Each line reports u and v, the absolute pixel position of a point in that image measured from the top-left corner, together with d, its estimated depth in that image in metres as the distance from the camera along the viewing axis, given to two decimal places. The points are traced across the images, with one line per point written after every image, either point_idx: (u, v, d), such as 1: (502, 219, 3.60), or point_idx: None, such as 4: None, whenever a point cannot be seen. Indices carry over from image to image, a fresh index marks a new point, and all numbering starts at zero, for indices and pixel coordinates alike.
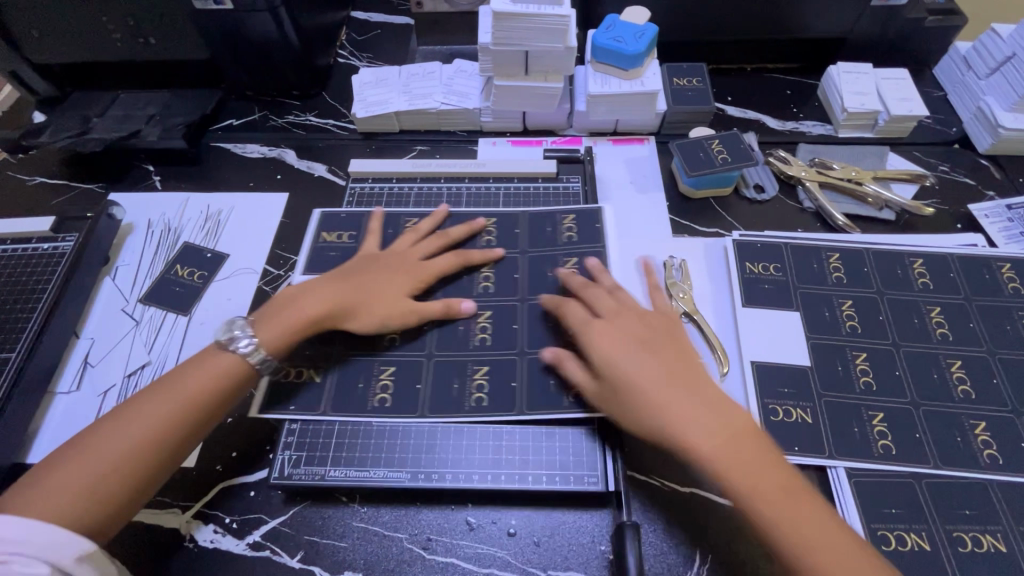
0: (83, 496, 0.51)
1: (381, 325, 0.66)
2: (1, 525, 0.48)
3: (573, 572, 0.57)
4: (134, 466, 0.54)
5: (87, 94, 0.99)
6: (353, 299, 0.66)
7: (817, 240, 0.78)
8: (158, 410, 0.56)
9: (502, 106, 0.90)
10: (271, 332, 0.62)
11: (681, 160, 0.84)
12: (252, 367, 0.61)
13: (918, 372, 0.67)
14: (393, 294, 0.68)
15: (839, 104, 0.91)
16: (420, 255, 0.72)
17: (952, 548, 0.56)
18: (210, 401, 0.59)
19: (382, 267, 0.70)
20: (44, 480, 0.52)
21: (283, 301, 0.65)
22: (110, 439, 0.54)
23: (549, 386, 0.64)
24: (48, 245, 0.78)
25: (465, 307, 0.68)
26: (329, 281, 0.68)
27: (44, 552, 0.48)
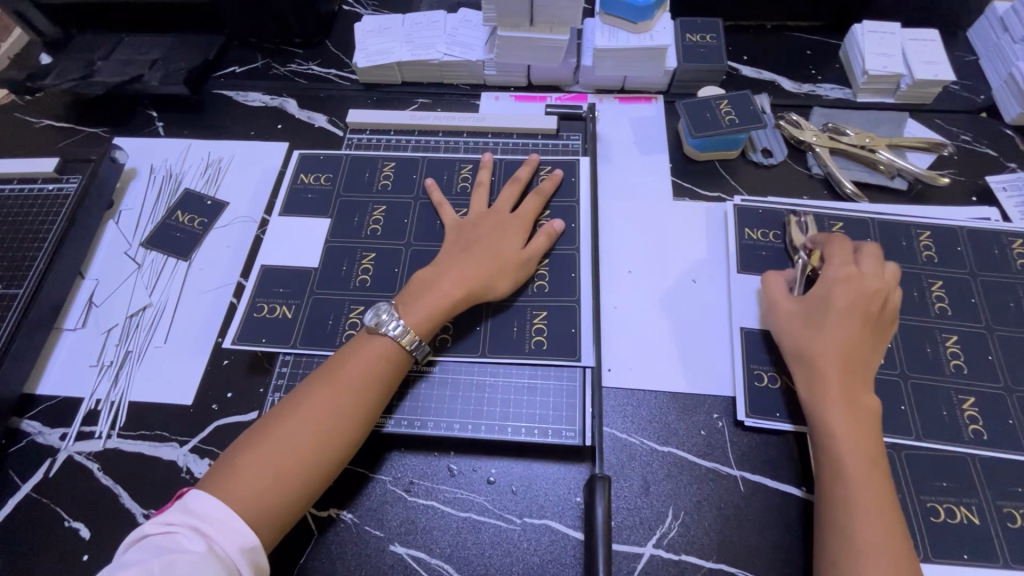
0: (274, 480, 0.53)
1: (515, 283, 0.67)
2: (194, 497, 0.50)
3: (548, 520, 0.60)
4: (315, 453, 0.55)
5: (91, 36, 0.98)
6: (479, 267, 0.65)
7: (820, 208, 0.76)
8: (318, 407, 0.56)
9: (506, 58, 0.88)
10: (419, 314, 0.62)
11: (687, 121, 0.81)
12: (406, 353, 0.61)
13: (911, 346, 0.65)
14: (509, 252, 0.67)
15: (860, 65, 0.86)
16: (509, 207, 0.72)
17: (923, 516, 0.57)
18: (374, 388, 0.59)
19: (480, 228, 0.69)
20: (240, 465, 0.53)
21: (420, 283, 0.65)
22: (287, 427, 0.55)
23: (512, 330, 0.66)
24: (53, 186, 0.79)
25: (560, 225, 0.70)
26: (451, 259, 0.66)
27: (237, 535, 0.49)
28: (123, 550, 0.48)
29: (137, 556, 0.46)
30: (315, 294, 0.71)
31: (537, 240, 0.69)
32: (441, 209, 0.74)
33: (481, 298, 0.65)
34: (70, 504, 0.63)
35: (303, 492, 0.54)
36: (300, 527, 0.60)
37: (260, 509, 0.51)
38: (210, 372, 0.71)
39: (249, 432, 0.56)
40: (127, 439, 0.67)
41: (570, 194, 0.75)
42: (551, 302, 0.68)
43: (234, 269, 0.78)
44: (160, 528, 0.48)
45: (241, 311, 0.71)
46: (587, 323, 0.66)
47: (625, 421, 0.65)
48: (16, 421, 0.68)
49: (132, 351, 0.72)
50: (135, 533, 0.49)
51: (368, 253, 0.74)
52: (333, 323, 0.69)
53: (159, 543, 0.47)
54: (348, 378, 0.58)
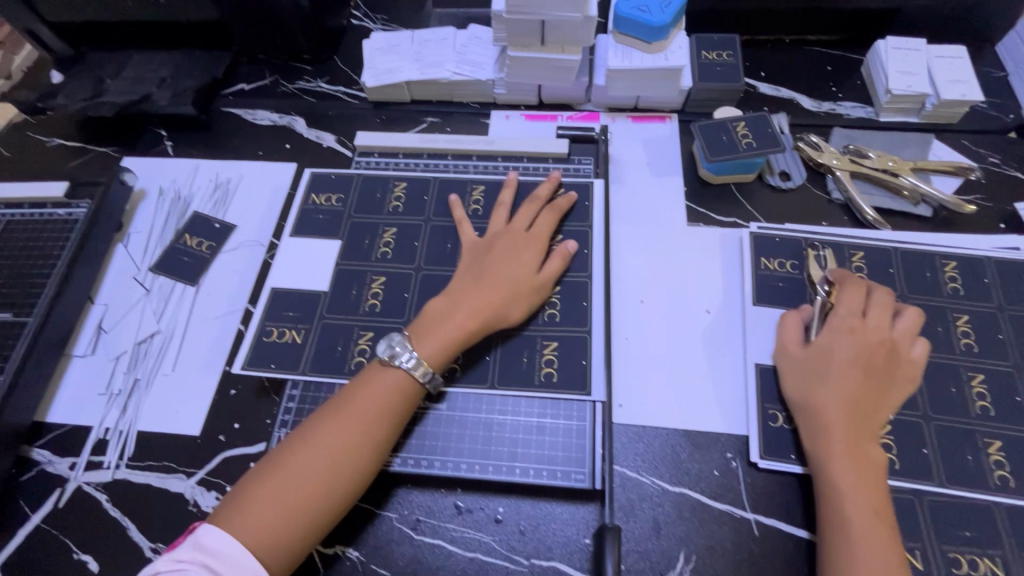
0: (280, 518, 0.52)
1: (530, 309, 0.65)
2: (204, 533, 0.51)
3: (556, 562, 0.58)
4: (325, 490, 0.54)
5: (100, 54, 0.98)
6: (494, 294, 0.64)
7: (839, 236, 0.73)
8: (328, 443, 0.55)
9: (516, 78, 0.86)
10: (433, 345, 0.61)
11: (702, 143, 0.79)
12: (418, 385, 0.60)
13: (935, 385, 0.63)
14: (524, 277, 0.65)
15: (883, 84, 0.83)
16: (524, 226, 0.70)
17: (946, 567, 0.55)
18: (385, 421, 0.58)
19: (497, 249, 0.68)
20: (252, 500, 0.53)
21: (434, 312, 0.63)
22: (297, 462, 0.54)
23: (522, 362, 0.65)
24: (63, 211, 0.79)
25: (574, 246, 0.69)
26: (467, 283, 0.65)
27: (245, 575, 0.49)
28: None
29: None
30: (324, 319, 0.70)
31: (552, 262, 0.67)
32: (460, 227, 0.73)
33: (495, 326, 0.64)
34: (79, 535, 0.63)
35: (314, 528, 0.53)
36: (306, 564, 0.60)
37: (270, 547, 0.51)
38: (218, 402, 0.70)
39: (261, 465, 0.56)
40: (135, 470, 0.67)
41: (582, 220, 0.74)
42: (562, 333, 0.66)
43: (242, 294, 0.78)
44: (172, 565, 0.49)
45: (251, 334, 0.70)
46: (599, 357, 0.65)
47: (636, 460, 0.63)
48: (27, 450, 0.69)
49: (140, 379, 0.72)
50: (145, 572, 0.49)
51: (379, 276, 0.73)
52: (342, 349, 0.68)
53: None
54: (360, 413, 0.57)
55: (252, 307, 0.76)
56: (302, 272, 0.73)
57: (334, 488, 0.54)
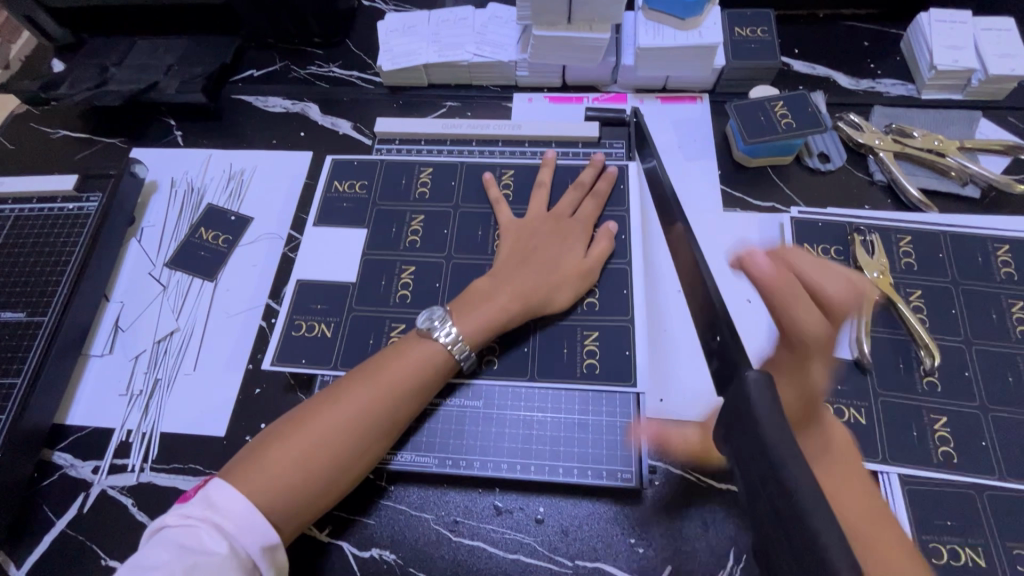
0: (291, 477, 0.51)
1: (576, 294, 0.63)
2: (214, 489, 0.49)
3: (600, 562, 0.57)
4: (345, 455, 0.53)
5: (104, 41, 0.94)
6: (539, 279, 0.62)
7: (885, 220, 0.70)
8: (351, 411, 0.54)
9: (540, 59, 0.82)
10: (472, 322, 0.59)
11: (739, 125, 0.75)
12: (453, 360, 0.59)
13: (991, 375, 0.61)
14: (570, 262, 0.64)
15: (926, 60, 0.79)
16: (568, 211, 0.69)
17: (1010, 565, 0.53)
18: (414, 394, 0.57)
19: (541, 232, 0.66)
20: (265, 456, 0.51)
21: (477, 290, 0.62)
22: (319, 423, 0.53)
23: (562, 351, 0.63)
24: (73, 205, 0.76)
25: (616, 226, 0.68)
26: (510, 264, 0.64)
27: (257, 533, 0.48)
28: (142, 538, 0.48)
29: (154, 551, 0.45)
30: (353, 311, 0.68)
31: (598, 244, 0.66)
32: (498, 208, 0.71)
33: (540, 309, 0.62)
34: (105, 541, 0.61)
35: (329, 491, 0.53)
36: (344, 568, 0.58)
37: (284, 505, 0.50)
38: (242, 401, 0.68)
39: (277, 425, 0.54)
40: (160, 473, 0.65)
41: (620, 203, 0.71)
42: (605, 320, 0.64)
43: (262, 290, 0.75)
44: (178, 521, 0.47)
45: (279, 329, 0.67)
46: (642, 343, 0.63)
47: (681, 455, 0.61)
48: (47, 453, 0.67)
49: (161, 379, 0.70)
50: (153, 523, 0.48)
51: (408, 265, 0.70)
52: (374, 343, 0.66)
53: (178, 540, 0.45)
54: (389, 386, 0.56)
55: (273, 303, 0.74)
56: (325, 266, 0.71)
57: (348, 458, 0.53)
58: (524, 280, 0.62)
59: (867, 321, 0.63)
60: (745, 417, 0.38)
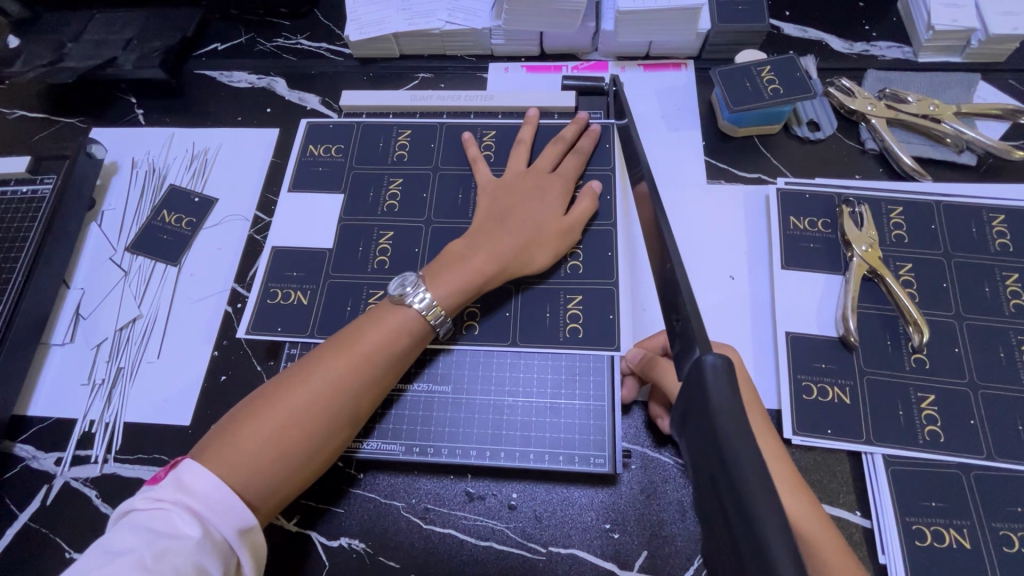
0: (264, 456, 0.48)
1: (556, 255, 0.61)
2: (187, 471, 0.46)
3: (575, 549, 0.55)
4: (319, 428, 0.50)
5: (60, 15, 0.90)
6: (518, 237, 0.59)
7: (875, 190, 0.67)
8: (322, 384, 0.51)
9: (515, 25, 0.78)
10: (448, 286, 0.56)
11: (724, 91, 0.71)
12: (428, 325, 0.56)
13: (981, 350, 0.58)
14: (551, 221, 0.61)
15: (923, 20, 0.75)
16: (549, 166, 0.65)
17: (996, 546, 0.51)
18: (390, 364, 0.54)
19: (521, 189, 0.63)
20: (235, 435, 0.48)
21: (453, 253, 0.58)
22: (290, 398, 0.50)
23: (545, 317, 0.60)
24: (27, 187, 0.72)
25: (599, 185, 0.64)
26: (487, 223, 0.60)
27: (233, 515, 0.45)
28: (112, 523, 0.45)
29: (123, 536, 0.42)
30: (331, 277, 0.65)
31: (580, 203, 0.63)
32: (476, 166, 0.67)
33: (517, 271, 0.59)
34: (68, 533, 0.60)
35: (307, 467, 0.50)
36: (311, 557, 0.56)
37: (260, 483, 0.47)
38: (208, 389, 0.66)
39: (245, 403, 0.51)
40: (124, 464, 0.63)
41: (605, 162, 0.67)
42: (589, 285, 0.61)
43: (227, 273, 0.72)
44: (150, 505, 0.44)
45: (254, 297, 0.65)
46: (626, 309, 0.60)
47: (659, 439, 0.59)
48: (8, 445, 0.65)
49: (124, 367, 0.68)
50: (123, 506, 0.45)
51: (386, 231, 0.67)
52: (353, 309, 0.63)
53: (148, 524, 0.43)
54: (364, 355, 0.53)
55: (239, 287, 0.71)
56: (288, 247, 0.67)
57: (323, 433, 0.50)
58: (502, 239, 0.59)
59: (852, 295, 0.60)
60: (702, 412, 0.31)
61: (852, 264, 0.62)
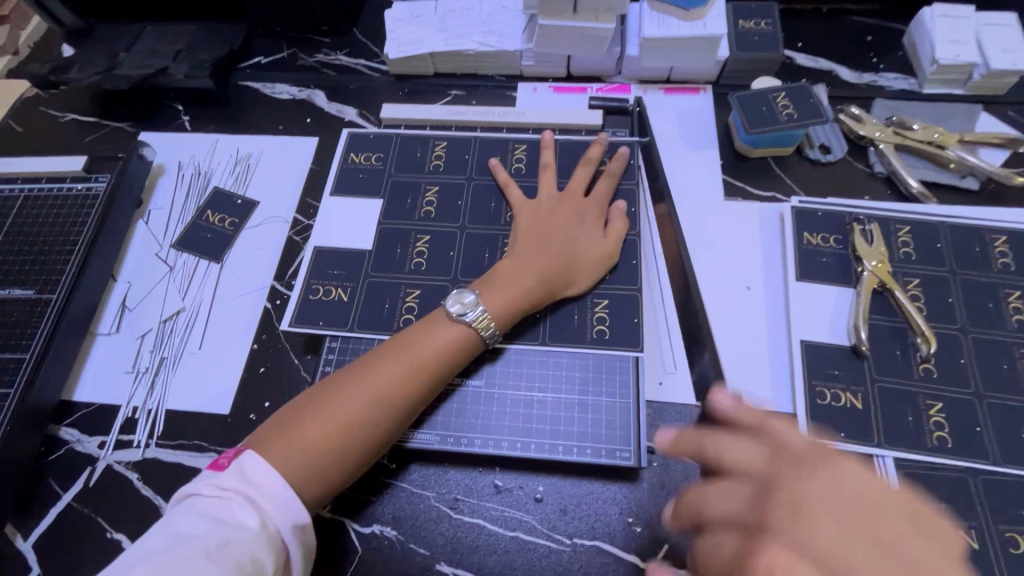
0: (321, 452, 0.51)
1: (595, 277, 0.65)
2: (251, 462, 0.49)
3: (598, 541, 0.58)
4: (371, 432, 0.53)
5: (113, 27, 0.95)
6: (561, 258, 0.63)
7: (885, 210, 0.71)
8: (378, 389, 0.54)
9: (545, 48, 0.83)
10: (501, 303, 0.60)
11: (742, 114, 0.76)
12: (479, 338, 0.59)
13: (986, 362, 0.61)
14: (589, 243, 0.65)
15: (928, 54, 0.80)
16: (582, 191, 0.69)
17: (1002, 547, 0.54)
18: (440, 376, 0.57)
19: (558, 212, 0.67)
20: (295, 431, 0.51)
21: (502, 270, 0.62)
22: (346, 402, 0.53)
23: (573, 319, 0.64)
24: (82, 185, 0.77)
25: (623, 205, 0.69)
26: (529, 244, 0.64)
27: (291, 510, 0.48)
28: (172, 505, 0.48)
29: (190, 519, 0.45)
30: (370, 277, 0.69)
31: (613, 224, 0.67)
32: (507, 188, 0.71)
33: (559, 291, 0.63)
34: (111, 514, 0.62)
35: (358, 463, 0.53)
36: (344, 542, 0.59)
37: (314, 476, 0.51)
38: (247, 380, 0.69)
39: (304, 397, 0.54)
40: (165, 449, 0.66)
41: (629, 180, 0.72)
42: (617, 290, 0.65)
43: (268, 271, 0.76)
44: (214, 492, 0.47)
45: (297, 292, 0.68)
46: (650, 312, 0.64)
47: None
48: (54, 428, 0.67)
49: (167, 357, 0.71)
50: (185, 489, 0.48)
51: (423, 235, 0.71)
52: (390, 307, 0.67)
53: (211, 512, 0.46)
54: (418, 365, 0.56)
55: (278, 285, 0.75)
56: (328, 249, 0.71)
57: (374, 434, 0.53)
58: (547, 259, 0.63)
59: (862, 307, 0.64)
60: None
61: (863, 278, 0.66)
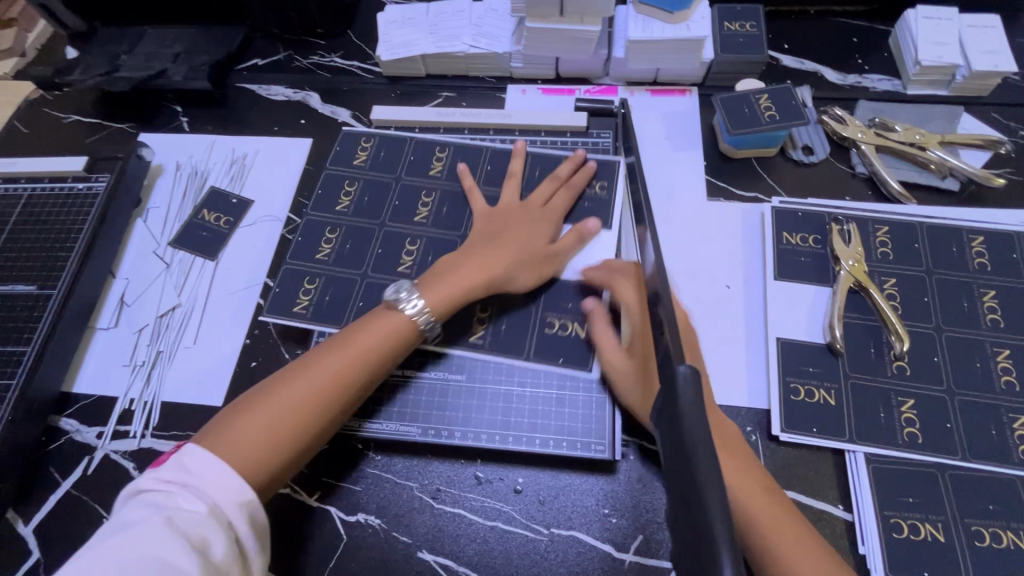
0: (261, 445, 0.53)
1: (538, 277, 0.65)
2: (189, 453, 0.51)
3: (575, 531, 0.59)
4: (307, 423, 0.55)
5: (115, 30, 0.98)
6: (506, 258, 0.65)
7: (864, 211, 0.72)
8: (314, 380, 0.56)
9: (533, 50, 0.85)
10: (437, 294, 0.62)
11: (724, 116, 0.77)
12: (416, 328, 0.61)
13: (959, 359, 0.62)
14: (538, 246, 0.66)
15: (912, 56, 0.81)
16: (541, 201, 0.70)
17: (968, 540, 0.55)
18: (375, 361, 0.59)
19: (511, 219, 0.68)
20: (220, 432, 0.53)
21: (443, 264, 0.64)
22: (343, 371, 0.57)
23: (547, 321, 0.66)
24: (83, 185, 0.79)
25: (593, 225, 0.68)
26: (478, 242, 0.66)
27: (230, 490, 0.50)
28: (124, 501, 0.50)
29: (135, 509, 0.48)
30: (370, 276, 0.70)
31: (567, 240, 0.67)
32: (471, 195, 0.72)
33: (502, 288, 0.64)
34: (108, 501, 0.65)
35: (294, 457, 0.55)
36: (330, 529, 0.61)
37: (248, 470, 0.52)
38: (239, 373, 0.71)
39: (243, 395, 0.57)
40: (161, 439, 0.68)
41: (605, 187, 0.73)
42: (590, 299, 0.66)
43: (261, 269, 0.78)
44: (158, 484, 0.49)
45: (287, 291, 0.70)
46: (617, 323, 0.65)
47: None
48: (55, 419, 0.70)
49: (163, 351, 0.73)
50: (135, 485, 0.50)
51: (421, 240, 0.72)
52: (364, 305, 0.68)
53: (158, 502, 0.48)
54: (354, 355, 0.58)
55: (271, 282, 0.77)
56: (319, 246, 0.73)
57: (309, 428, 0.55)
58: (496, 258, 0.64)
59: (837, 305, 0.65)
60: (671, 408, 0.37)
61: (840, 277, 0.67)
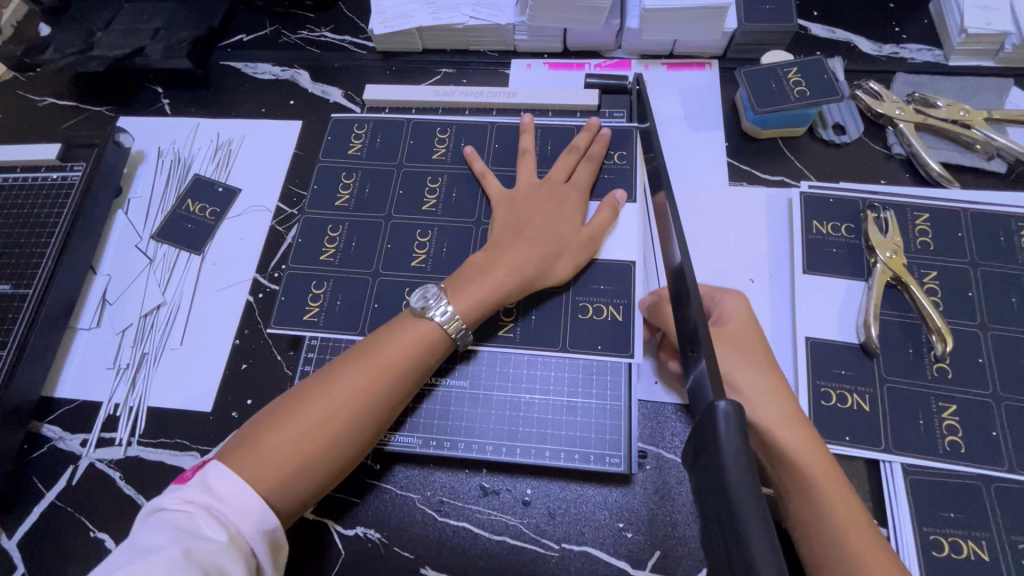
0: (286, 464, 0.48)
1: (577, 266, 0.60)
2: (213, 474, 0.46)
3: (587, 546, 0.55)
4: (334, 443, 0.50)
5: (88, 4, 0.91)
6: (537, 250, 0.58)
7: (901, 196, 0.66)
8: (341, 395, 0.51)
9: (539, 22, 0.78)
10: (467, 298, 0.56)
11: (749, 92, 0.70)
12: (448, 338, 0.55)
13: (1006, 361, 0.57)
14: (569, 231, 0.60)
15: (956, 23, 0.74)
16: (563, 175, 0.65)
17: (1015, 560, 0.50)
18: (403, 377, 0.53)
19: (536, 200, 0.62)
20: (240, 457, 0.48)
21: (473, 265, 0.58)
22: (370, 387, 0.52)
23: (560, 319, 0.61)
24: (57, 174, 0.74)
25: (622, 195, 0.63)
26: (504, 239, 0.60)
27: (255, 517, 0.45)
28: (141, 520, 0.45)
29: (151, 533, 0.43)
30: (382, 276, 0.65)
31: (600, 215, 0.62)
32: (484, 177, 0.67)
33: (538, 283, 0.59)
34: (93, 513, 0.61)
35: (323, 481, 0.50)
36: (326, 545, 0.57)
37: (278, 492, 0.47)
38: (229, 376, 0.67)
39: (250, 424, 0.51)
40: (147, 447, 0.64)
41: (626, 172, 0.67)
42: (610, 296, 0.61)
43: (250, 264, 0.73)
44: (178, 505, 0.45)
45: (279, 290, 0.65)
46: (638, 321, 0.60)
47: (675, 441, 0.59)
48: (37, 425, 0.67)
49: (148, 353, 0.69)
50: (153, 504, 0.46)
51: (428, 231, 0.66)
52: (380, 306, 0.63)
53: (176, 524, 0.43)
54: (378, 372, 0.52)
55: (260, 277, 0.72)
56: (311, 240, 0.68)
57: (339, 448, 0.50)
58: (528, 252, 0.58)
59: (875, 301, 0.60)
60: (707, 445, 0.32)
61: (876, 271, 0.62)
